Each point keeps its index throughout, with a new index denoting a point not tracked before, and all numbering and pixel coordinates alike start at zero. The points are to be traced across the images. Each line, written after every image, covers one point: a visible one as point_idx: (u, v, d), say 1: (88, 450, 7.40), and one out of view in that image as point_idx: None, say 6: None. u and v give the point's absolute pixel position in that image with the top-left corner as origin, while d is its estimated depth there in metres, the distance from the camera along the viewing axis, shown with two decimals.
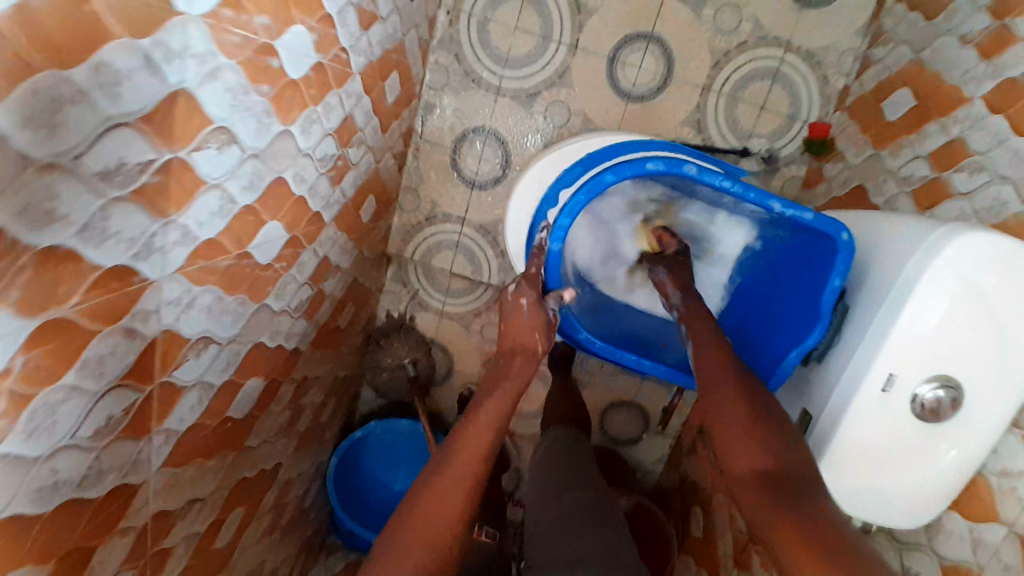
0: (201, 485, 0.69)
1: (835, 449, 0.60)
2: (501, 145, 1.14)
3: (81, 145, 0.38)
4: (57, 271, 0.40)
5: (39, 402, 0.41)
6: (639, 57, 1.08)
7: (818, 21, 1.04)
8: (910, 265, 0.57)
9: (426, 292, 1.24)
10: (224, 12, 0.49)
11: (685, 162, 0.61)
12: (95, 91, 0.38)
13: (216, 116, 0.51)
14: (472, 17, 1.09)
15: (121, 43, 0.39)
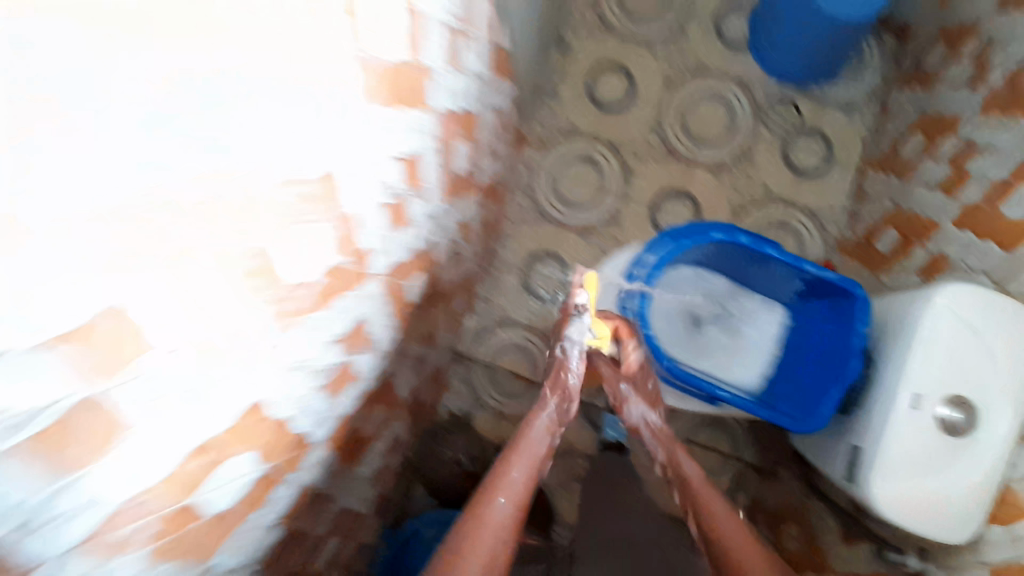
0: (324, 486, 0.77)
1: (875, 463, 0.72)
2: (563, 267, 1.38)
3: (389, 160, 0.59)
4: (352, 234, 0.58)
5: (314, 319, 0.56)
6: (674, 206, 1.37)
7: (813, 188, 1.35)
8: (916, 312, 0.74)
9: (487, 393, 1.40)
10: (451, 114, 0.75)
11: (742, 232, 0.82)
12: (404, 130, 0.60)
13: (427, 175, 0.73)
14: (547, 173, 1.38)
15: (418, 110, 0.62)
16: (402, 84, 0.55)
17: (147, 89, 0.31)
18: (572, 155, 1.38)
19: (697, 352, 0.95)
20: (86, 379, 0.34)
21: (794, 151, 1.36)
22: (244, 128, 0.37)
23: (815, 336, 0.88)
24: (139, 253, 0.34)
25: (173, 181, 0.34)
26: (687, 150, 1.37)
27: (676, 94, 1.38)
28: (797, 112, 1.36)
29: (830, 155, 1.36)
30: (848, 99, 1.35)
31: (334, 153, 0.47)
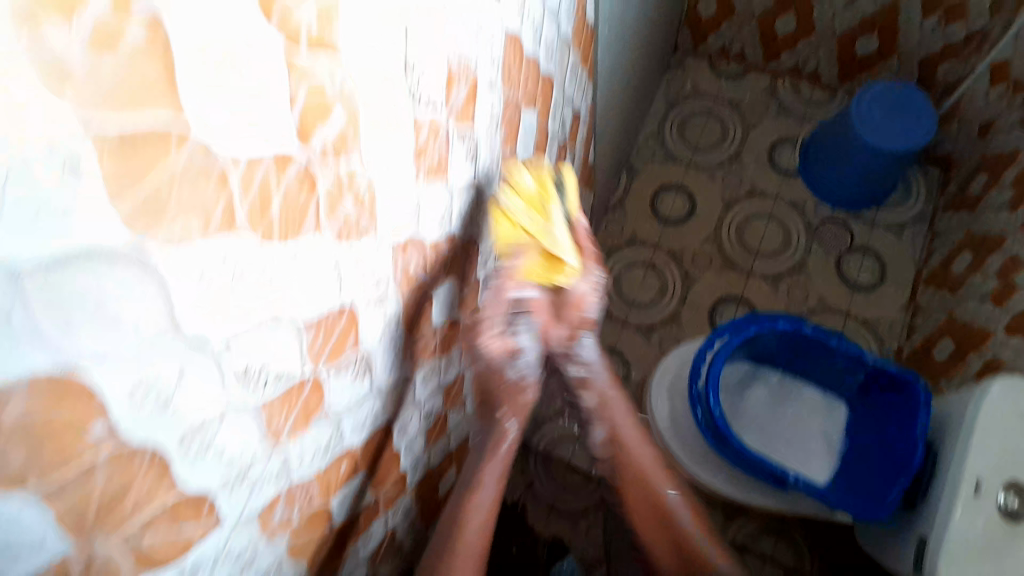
0: (401, 535, 0.82)
1: (943, 546, 0.73)
2: (624, 362, 1.43)
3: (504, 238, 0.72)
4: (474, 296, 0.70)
5: (433, 364, 0.66)
6: (732, 311, 1.45)
7: (868, 301, 1.42)
8: (971, 400, 0.80)
9: (542, 483, 1.44)
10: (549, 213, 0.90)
11: (805, 321, 0.90)
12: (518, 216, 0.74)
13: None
14: (611, 275, 1.50)
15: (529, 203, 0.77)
16: (523, 179, 0.69)
17: (184, 46, 0.22)
18: (633, 260, 1.50)
19: (762, 441, 0.99)
20: (198, 425, 0.30)
21: (847, 267, 1.45)
22: (318, 109, 0.30)
23: (876, 427, 0.92)
24: (375, 292, 0.43)
25: (272, 184, 0.29)
26: (743, 261, 1.48)
27: (733, 213, 1.52)
28: (847, 233, 1.47)
29: (882, 272, 1.44)
30: (897, 222, 1.46)
31: (476, 225, 0.60)
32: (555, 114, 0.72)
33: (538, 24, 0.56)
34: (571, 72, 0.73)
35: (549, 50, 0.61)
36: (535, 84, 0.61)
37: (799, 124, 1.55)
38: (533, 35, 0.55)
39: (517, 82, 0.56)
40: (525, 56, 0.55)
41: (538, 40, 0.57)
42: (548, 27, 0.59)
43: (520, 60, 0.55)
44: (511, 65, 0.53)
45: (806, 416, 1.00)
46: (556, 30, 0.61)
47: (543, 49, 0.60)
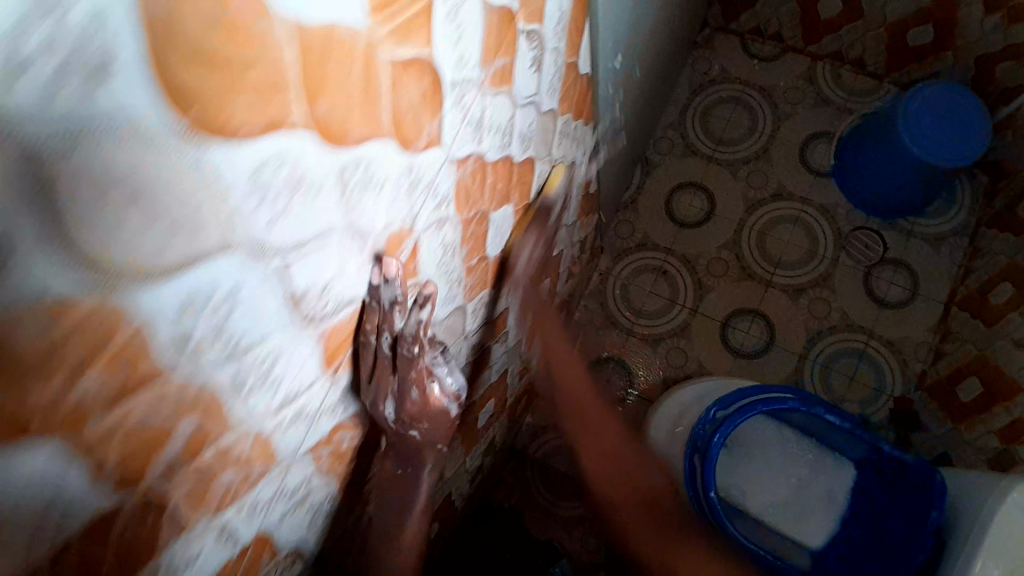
0: None
1: None
2: (629, 375, 1.37)
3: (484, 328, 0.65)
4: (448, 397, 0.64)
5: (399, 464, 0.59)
6: (746, 325, 1.36)
7: (895, 320, 1.32)
8: (990, 500, 0.73)
9: (540, 488, 1.40)
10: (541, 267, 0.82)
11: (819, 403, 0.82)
12: (500, 303, 0.67)
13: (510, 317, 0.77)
14: (618, 280, 1.41)
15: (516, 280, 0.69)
16: (501, 269, 0.61)
17: None
18: (643, 265, 1.41)
19: (758, 500, 0.93)
20: None
21: (875, 282, 1.34)
22: (143, 445, 0.24)
23: (879, 506, 0.88)
24: (287, 500, 0.39)
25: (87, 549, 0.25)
26: (762, 272, 1.38)
27: (756, 215, 1.40)
28: (880, 243, 1.35)
29: (914, 288, 1.32)
30: (935, 233, 1.33)
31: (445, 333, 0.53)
32: (544, 185, 0.63)
33: (514, 131, 0.46)
34: (562, 137, 0.63)
35: (531, 141, 0.52)
36: (513, 183, 0.52)
37: (838, 117, 1.40)
38: (507, 144, 0.46)
39: (487, 200, 0.47)
40: (496, 170, 0.47)
41: (514, 145, 0.48)
42: (529, 123, 0.49)
43: (489, 178, 0.46)
44: (476, 192, 0.45)
45: (808, 473, 0.93)
46: (540, 118, 0.52)
47: (524, 146, 0.50)
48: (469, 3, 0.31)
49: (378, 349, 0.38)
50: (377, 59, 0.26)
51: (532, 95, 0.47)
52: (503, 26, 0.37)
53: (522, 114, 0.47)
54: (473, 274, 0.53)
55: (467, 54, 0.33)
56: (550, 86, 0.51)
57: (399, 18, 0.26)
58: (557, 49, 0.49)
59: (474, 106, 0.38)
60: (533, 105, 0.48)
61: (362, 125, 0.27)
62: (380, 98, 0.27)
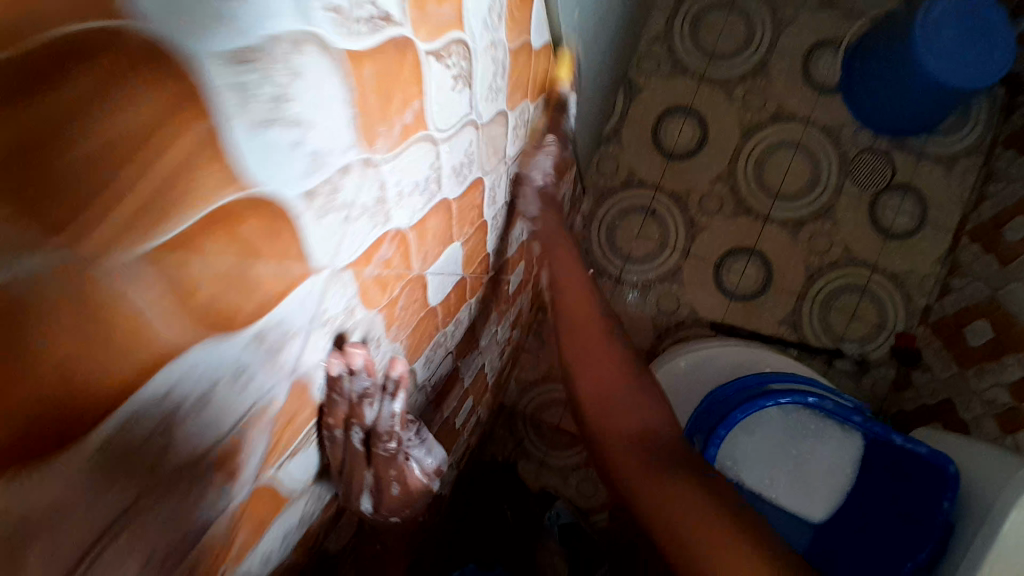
0: None
1: None
2: (617, 326, 1.28)
3: (432, 361, 0.54)
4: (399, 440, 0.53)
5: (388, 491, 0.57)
6: (741, 266, 1.26)
7: (900, 251, 1.22)
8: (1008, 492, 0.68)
9: (532, 442, 1.35)
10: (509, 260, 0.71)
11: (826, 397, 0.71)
12: (450, 333, 0.54)
13: (472, 321, 0.67)
14: (603, 223, 1.29)
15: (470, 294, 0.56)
16: (451, 300, 0.50)
17: None
18: (629, 206, 1.29)
19: (754, 470, 0.89)
20: None
21: (881, 211, 1.23)
22: None
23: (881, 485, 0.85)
24: None
25: None
26: (759, 205, 1.25)
27: (753, 142, 1.25)
28: (887, 166, 1.22)
29: (922, 215, 1.22)
30: (946, 153, 1.21)
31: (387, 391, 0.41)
32: (500, 191, 0.50)
33: (444, 173, 0.34)
34: (523, 130, 0.50)
35: (473, 164, 0.40)
36: (452, 220, 0.40)
37: (845, 21, 1.23)
38: (435, 192, 0.34)
39: (412, 263, 0.36)
40: (421, 228, 0.34)
41: (447, 185, 0.35)
42: (466, 148, 0.37)
43: (412, 241, 0.34)
44: (393, 266, 0.33)
45: (813, 446, 0.89)
46: (482, 133, 0.39)
47: (463, 178, 0.38)
48: (306, 76, 0.20)
49: (349, 442, 0.40)
50: (101, 288, 0.17)
51: (465, 115, 0.34)
52: (390, 67, 0.24)
53: (452, 145, 0.34)
54: (408, 333, 0.42)
55: (326, 153, 0.22)
56: (491, 92, 0.38)
57: (133, 206, 0.16)
58: (496, 43, 0.36)
59: (361, 188, 0.26)
60: (468, 127, 0.36)
61: (123, 368, 0.19)
62: (141, 324, 0.18)
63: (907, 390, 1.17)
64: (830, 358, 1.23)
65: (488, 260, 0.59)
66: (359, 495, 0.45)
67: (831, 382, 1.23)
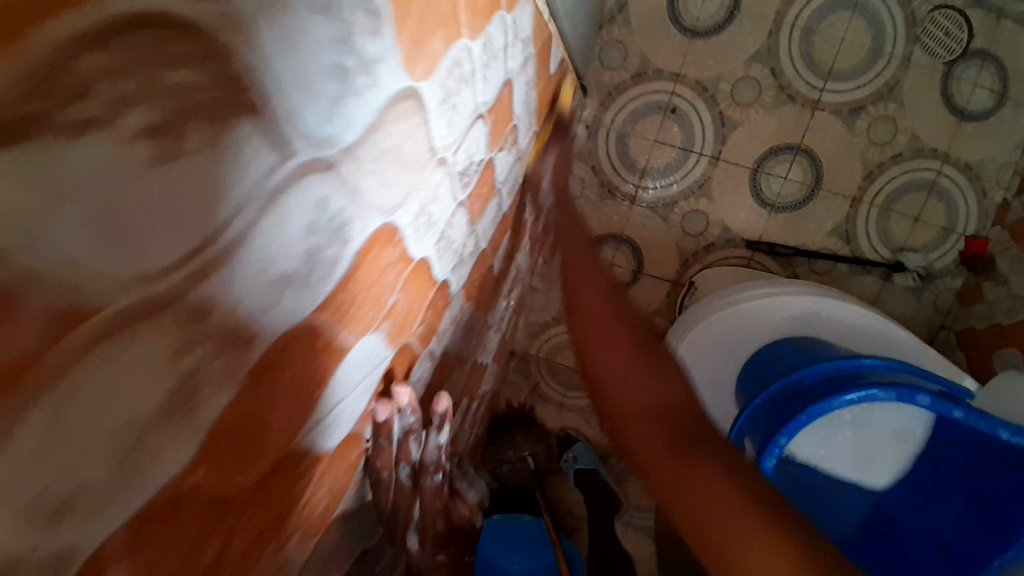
0: None
1: None
2: (634, 253, 1.09)
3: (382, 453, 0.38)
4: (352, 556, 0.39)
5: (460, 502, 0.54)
6: (784, 168, 1.02)
7: (976, 137, 0.98)
8: None
9: (547, 384, 1.18)
10: (484, 250, 0.52)
11: (922, 392, 0.52)
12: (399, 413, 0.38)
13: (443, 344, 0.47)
14: (611, 131, 1.04)
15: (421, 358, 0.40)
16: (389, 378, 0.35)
17: None
18: (643, 106, 1.03)
19: (806, 444, 0.69)
20: None
21: (954, 87, 0.97)
22: None
23: (959, 464, 0.63)
24: None
25: None
26: (806, 90, 0.99)
27: (798, 6, 0.97)
28: (963, 27, 0.95)
29: (1002, 91, 0.96)
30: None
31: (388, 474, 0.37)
32: (438, 201, 0.30)
33: (221, 311, 0.18)
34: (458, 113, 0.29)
35: (348, 230, 0.22)
36: (320, 322, 0.23)
37: None
38: (213, 352, 0.18)
39: (229, 442, 0.20)
40: (216, 409, 0.19)
41: (249, 315, 0.19)
42: (298, 226, 0.19)
43: (193, 446, 0.18)
44: (160, 504, 0.18)
45: (876, 417, 0.66)
46: (357, 171, 0.21)
47: (325, 263, 0.21)
48: None
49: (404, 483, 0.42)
50: None
51: (242, 191, 0.17)
52: None
53: (230, 256, 0.17)
54: (291, 481, 0.26)
55: None
56: (336, 102, 0.19)
57: None
58: (283, 23, 0.17)
59: None
60: (278, 200, 0.18)
61: None
62: None
63: (977, 304, 0.98)
64: (888, 272, 1.03)
65: (452, 271, 0.40)
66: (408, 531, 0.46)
67: (887, 299, 1.05)
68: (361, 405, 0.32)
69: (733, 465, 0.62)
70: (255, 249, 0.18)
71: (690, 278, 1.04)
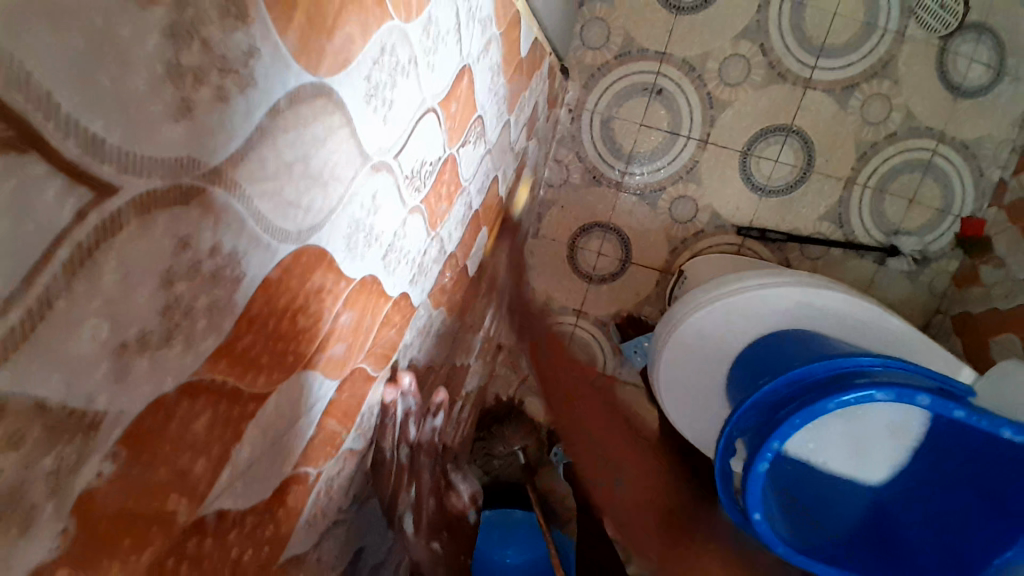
0: None
1: None
2: (622, 242, 1.05)
3: (338, 493, 0.34)
4: None
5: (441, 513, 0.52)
6: (775, 150, 0.98)
7: (973, 114, 0.94)
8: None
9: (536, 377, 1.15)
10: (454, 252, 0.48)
11: (922, 394, 0.49)
12: (356, 444, 0.34)
13: (404, 359, 0.44)
14: (595, 114, 0.99)
15: (378, 383, 0.35)
16: (342, 411, 0.30)
17: None
18: (629, 87, 0.97)
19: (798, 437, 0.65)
20: None
21: (950, 61, 0.92)
22: None
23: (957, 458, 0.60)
24: None
25: None
26: (798, 68, 0.94)
27: None
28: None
29: (999, 66, 0.92)
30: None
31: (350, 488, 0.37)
32: (376, 210, 0.27)
33: (47, 398, 0.13)
34: (390, 106, 0.25)
35: (237, 265, 0.18)
36: (218, 370, 0.19)
37: None
38: (44, 444, 0.13)
39: (105, 528, 0.16)
40: (66, 507, 0.14)
41: (96, 387, 0.14)
42: (158, 272, 0.15)
43: (41, 559, 0.14)
44: None
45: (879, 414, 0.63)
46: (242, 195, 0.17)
47: (208, 309, 0.17)
48: None
49: (401, 464, 0.46)
50: None
51: (55, 235, 0.12)
52: None
53: (49, 319, 0.13)
54: (207, 547, 0.21)
55: None
56: (196, 108, 0.15)
57: None
58: (86, 7, 0.12)
59: None
60: (120, 238, 0.14)
61: None
62: None
63: (973, 288, 0.96)
64: (883, 256, 1.00)
65: (411, 283, 0.37)
66: (403, 518, 0.48)
67: (882, 283, 1.02)
68: (305, 447, 0.27)
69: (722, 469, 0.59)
70: (99, 302, 0.14)
71: (680, 266, 1.00)
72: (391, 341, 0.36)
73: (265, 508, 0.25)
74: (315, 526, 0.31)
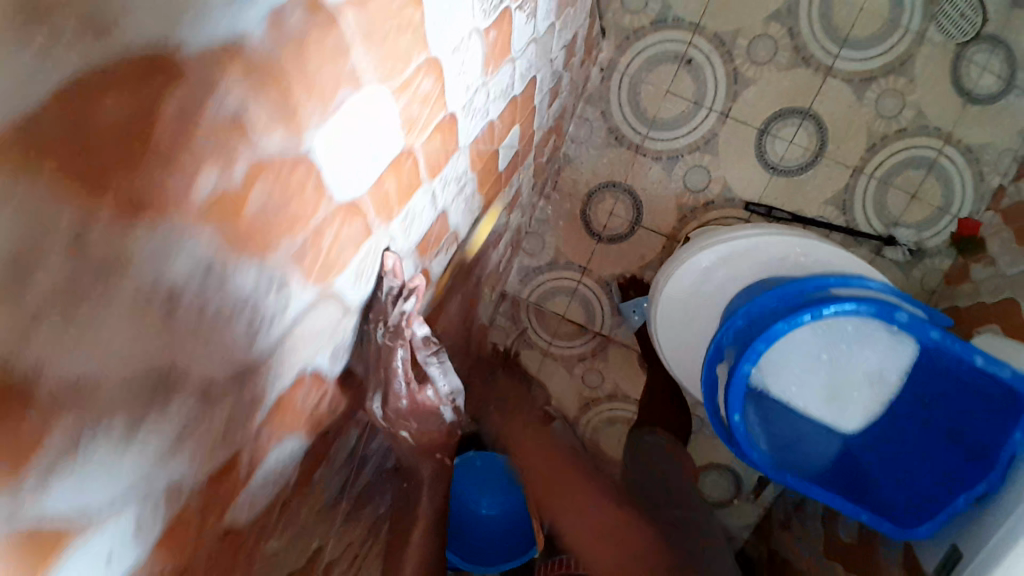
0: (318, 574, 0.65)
1: None
2: (634, 205, 1.11)
3: (373, 276, 0.38)
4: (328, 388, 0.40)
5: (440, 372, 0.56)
6: (791, 132, 1.03)
7: (981, 119, 0.98)
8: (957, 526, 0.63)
9: (534, 331, 1.19)
10: (498, 127, 0.52)
11: (900, 309, 0.53)
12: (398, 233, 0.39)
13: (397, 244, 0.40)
14: (625, 77, 1.05)
15: (423, 189, 0.40)
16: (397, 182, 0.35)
17: None
18: (660, 53, 1.03)
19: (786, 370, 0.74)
20: None
21: (962, 68, 0.97)
22: None
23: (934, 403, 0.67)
24: None
25: None
26: (821, 55, 1.00)
27: None
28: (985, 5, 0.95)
29: (1012, 76, 0.96)
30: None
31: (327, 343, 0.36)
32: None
33: None
34: None
35: None
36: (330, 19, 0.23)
37: None
38: None
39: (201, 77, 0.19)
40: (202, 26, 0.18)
41: None
42: None
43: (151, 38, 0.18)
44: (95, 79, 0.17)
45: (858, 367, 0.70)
46: None
47: None
48: None
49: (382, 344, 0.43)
50: None
51: None
52: None
53: None
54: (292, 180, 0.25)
55: None
56: None
57: None
58: None
59: None
60: None
61: None
62: None
63: (961, 286, 1.00)
64: (879, 246, 1.05)
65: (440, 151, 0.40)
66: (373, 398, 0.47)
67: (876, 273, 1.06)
68: (367, 182, 0.31)
69: (709, 377, 0.64)
70: None
71: (685, 232, 1.05)
72: (442, 161, 0.41)
73: (336, 214, 0.30)
74: (355, 287, 0.36)
